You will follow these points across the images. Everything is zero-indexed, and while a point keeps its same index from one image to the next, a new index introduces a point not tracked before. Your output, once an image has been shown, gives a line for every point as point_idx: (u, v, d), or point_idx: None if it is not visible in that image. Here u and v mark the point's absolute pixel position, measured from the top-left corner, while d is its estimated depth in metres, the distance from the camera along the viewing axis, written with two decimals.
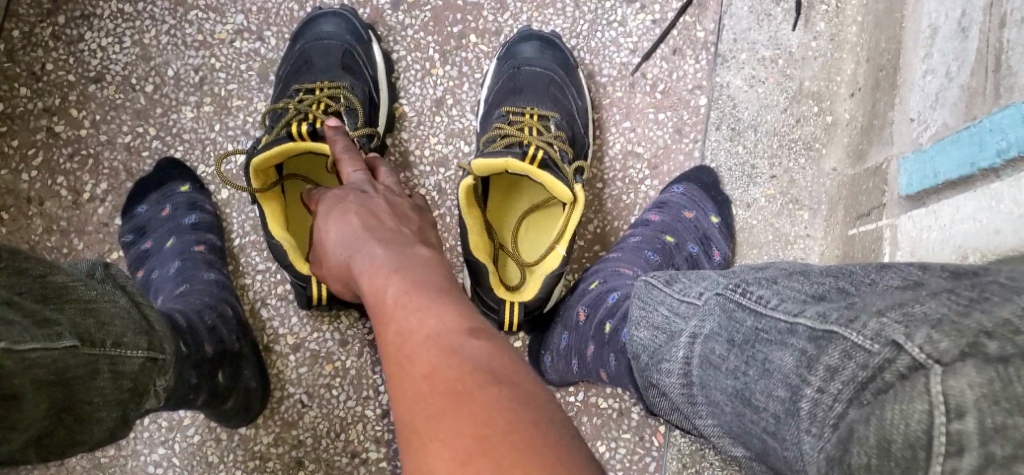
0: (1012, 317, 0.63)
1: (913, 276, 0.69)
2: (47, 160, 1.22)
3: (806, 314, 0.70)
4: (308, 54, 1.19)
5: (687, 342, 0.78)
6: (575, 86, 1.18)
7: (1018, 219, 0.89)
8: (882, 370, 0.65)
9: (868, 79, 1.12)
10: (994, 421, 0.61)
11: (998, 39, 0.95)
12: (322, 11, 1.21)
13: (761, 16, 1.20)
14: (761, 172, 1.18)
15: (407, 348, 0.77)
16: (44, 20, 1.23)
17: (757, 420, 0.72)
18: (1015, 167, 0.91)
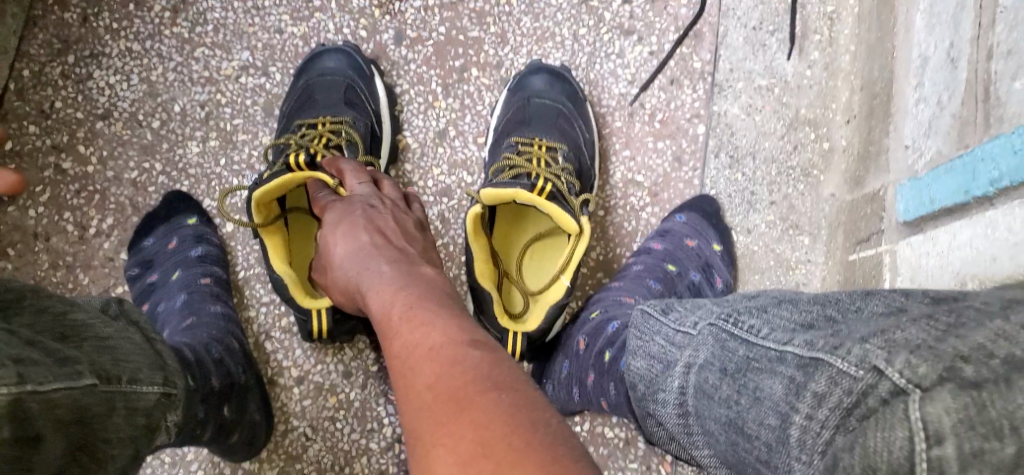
0: (985, 341, 0.64)
1: (897, 302, 0.71)
2: (54, 196, 1.23)
3: (794, 342, 0.71)
4: (312, 89, 1.21)
5: (683, 372, 0.79)
6: (582, 118, 1.21)
7: (1013, 247, 0.89)
8: (866, 396, 0.65)
9: (863, 106, 1.14)
10: (972, 446, 0.61)
11: (986, 70, 0.96)
12: (326, 47, 1.23)
13: (756, 46, 1.22)
14: (761, 199, 1.20)
15: (412, 361, 0.81)
16: (53, 59, 1.25)
17: (749, 449, 0.72)
18: (1008, 195, 0.92)
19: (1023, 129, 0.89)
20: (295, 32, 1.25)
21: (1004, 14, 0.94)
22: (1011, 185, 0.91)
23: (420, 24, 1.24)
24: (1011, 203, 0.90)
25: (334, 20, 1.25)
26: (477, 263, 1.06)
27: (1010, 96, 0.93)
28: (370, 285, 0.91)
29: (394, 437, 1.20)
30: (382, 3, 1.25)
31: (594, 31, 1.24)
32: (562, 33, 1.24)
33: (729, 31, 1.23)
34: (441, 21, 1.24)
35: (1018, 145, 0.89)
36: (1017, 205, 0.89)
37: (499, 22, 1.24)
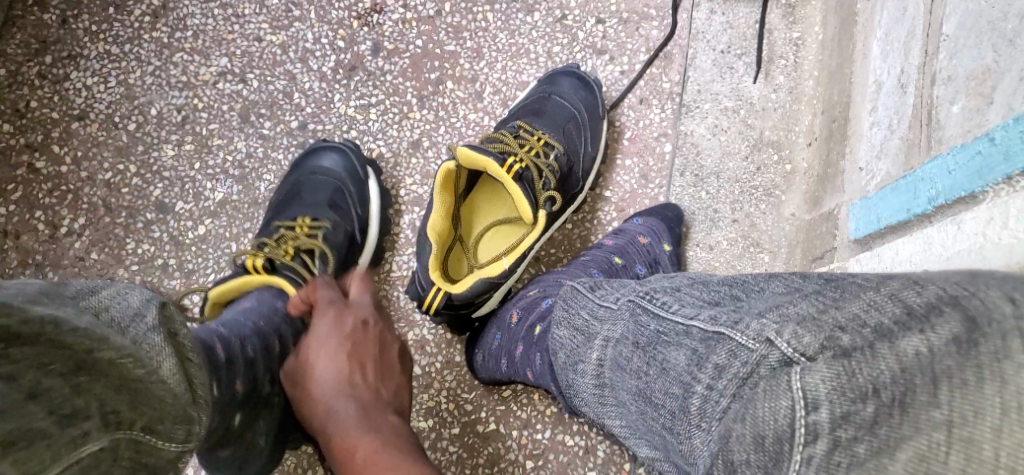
0: (859, 312, 0.64)
1: (795, 283, 0.72)
2: (27, 195, 1.24)
3: (700, 318, 0.73)
4: (301, 187, 1.21)
5: (601, 344, 0.83)
6: (592, 130, 1.23)
7: (945, 261, 0.90)
8: (759, 365, 0.67)
9: (824, 129, 1.19)
10: (842, 411, 0.61)
11: (929, 95, 1.00)
12: (325, 145, 1.23)
13: (724, 69, 1.26)
14: (724, 217, 1.23)
15: None
16: (31, 60, 1.27)
17: (656, 417, 0.76)
18: (943, 212, 0.95)
19: (957, 149, 0.93)
20: (273, 40, 1.28)
21: (946, 42, 0.98)
22: (945, 202, 0.94)
23: (398, 36, 1.27)
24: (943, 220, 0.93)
25: (314, 29, 1.28)
26: (432, 214, 1.13)
27: (948, 120, 0.97)
28: (346, 415, 0.93)
29: None
30: (361, 15, 1.28)
31: (567, 49, 1.27)
32: (536, 50, 1.27)
33: (698, 54, 1.27)
34: (418, 35, 1.28)
35: (952, 165, 0.93)
36: (949, 222, 0.91)
37: (475, 38, 1.27)
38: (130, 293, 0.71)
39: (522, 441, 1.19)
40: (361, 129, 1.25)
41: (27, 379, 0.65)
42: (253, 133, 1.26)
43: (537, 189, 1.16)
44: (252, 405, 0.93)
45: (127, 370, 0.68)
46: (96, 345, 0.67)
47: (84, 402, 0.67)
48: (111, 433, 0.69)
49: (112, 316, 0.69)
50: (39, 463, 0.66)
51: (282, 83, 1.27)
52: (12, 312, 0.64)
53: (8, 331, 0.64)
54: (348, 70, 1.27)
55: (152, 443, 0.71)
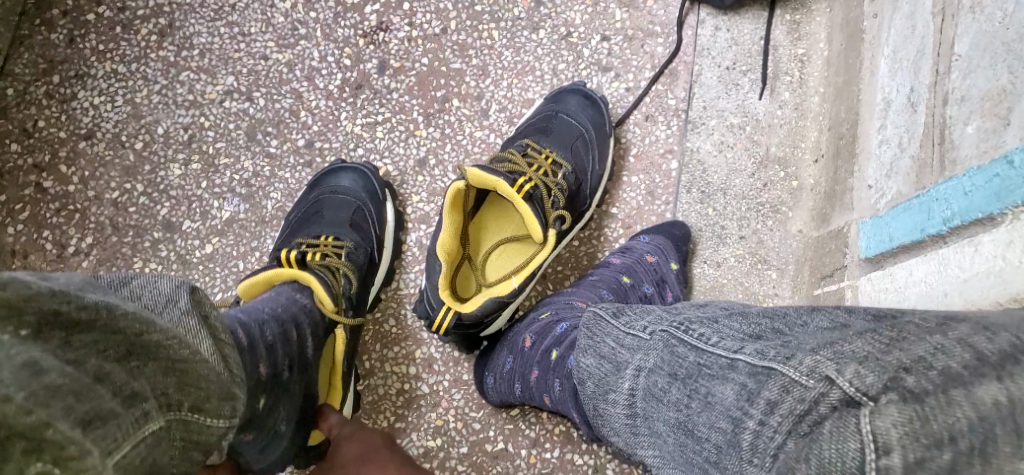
0: (925, 355, 0.68)
1: (841, 318, 0.75)
2: (34, 215, 1.24)
3: (745, 351, 0.76)
4: (321, 205, 1.21)
5: (633, 374, 0.84)
6: (600, 149, 1.23)
7: (963, 283, 0.92)
8: (817, 404, 0.69)
9: (830, 146, 1.19)
10: (916, 456, 0.65)
11: (942, 113, 1.00)
12: (345, 165, 1.24)
13: (730, 86, 1.26)
14: (730, 233, 1.23)
15: None
16: (38, 79, 1.27)
17: (699, 450, 0.78)
18: (959, 234, 0.95)
19: (971, 171, 0.94)
20: (279, 59, 1.28)
21: (958, 62, 0.99)
22: (962, 223, 0.94)
23: (403, 54, 1.28)
24: (962, 242, 0.94)
25: (319, 48, 1.28)
26: (443, 234, 1.13)
27: (962, 140, 0.97)
28: None
29: None
30: (366, 33, 1.28)
31: (573, 67, 1.27)
32: (542, 67, 1.28)
33: (704, 70, 1.27)
34: (424, 53, 1.28)
35: (968, 187, 0.93)
36: (966, 244, 0.93)
37: (481, 56, 1.28)
38: (155, 285, 0.78)
39: (531, 459, 1.20)
40: (367, 147, 1.26)
41: (90, 363, 0.69)
42: (260, 152, 1.26)
43: (546, 208, 1.17)
44: (274, 389, 0.95)
45: (174, 352, 0.73)
46: (143, 328, 0.73)
47: (140, 384, 0.71)
48: (168, 414, 0.73)
49: (149, 307, 0.76)
50: (113, 441, 0.69)
51: (289, 101, 1.27)
52: (70, 300, 0.70)
53: (67, 318, 0.69)
54: (354, 88, 1.27)
55: (200, 421, 0.75)
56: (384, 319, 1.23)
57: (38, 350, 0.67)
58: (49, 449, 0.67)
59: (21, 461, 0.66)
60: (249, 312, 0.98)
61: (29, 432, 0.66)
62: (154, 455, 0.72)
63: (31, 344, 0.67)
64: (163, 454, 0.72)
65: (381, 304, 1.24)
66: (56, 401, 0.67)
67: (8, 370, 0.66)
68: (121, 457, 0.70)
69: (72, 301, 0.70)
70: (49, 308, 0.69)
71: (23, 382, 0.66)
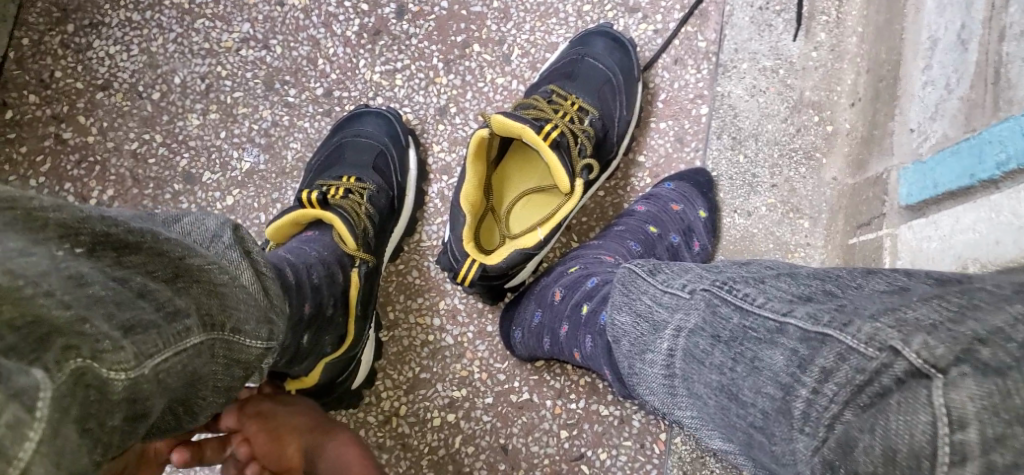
0: (1004, 326, 0.62)
1: (900, 282, 0.70)
2: (55, 166, 1.22)
3: (795, 314, 0.71)
4: (344, 149, 1.19)
5: (672, 335, 0.79)
6: (628, 93, 1.19)
7: (1018, 230, 0.90)
8: (879, 375, 0.65)
9: (868, 89, 1.14)
10: (996, 432, 0.60)
11: (997, 51, 0.96)
12: (368, 109, 1.21)
13: (762, 27, 1.21)
14: (762, 182, 1.19)
15: None
16: (53, 29, 1.25)
17: (743, 415, 0.73)
18: (1015, 178, 0.92)
19: None
20: (296, 5, 1.25)
21: None
22: (1019, 168, 0.91)
23: None
24: (1017, 186, 0.91)
25: None
26: (467, 186, 1.10)
27: (1022, 78, 0.93)
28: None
29: (392, 411, 1.19)
30: None
31: (598, 8, 1.23)
32: (566, 9, 1.23)
33: (735, 11, 1.22)
34: None
35: None
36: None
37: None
38: (201, 222, 0.82)
39: (556, 410, 1.18)
40: (387, 96, 1.23)
41: (136, 281, 0.71)
42: (279, 102, 1.23)
43: (573, 156, 1.13)
44: (315, 324, 0.98)
45: (209, 274, 0.76)
46: (185, 254, 0.75)
47: (184, 303, 0.73)
48: (212, 333, 0.74)
49: (194, 240, 0.80)
50: (154, 347, 0.69)
51: (306, 49, 1.24)
52: (118, 224, 0.72)
53: (117, 239, 0.72)
54: (372, 34, 1.24)
55: (239, 342, 0.77)
56: (406, 271, 1.22)
57: (83, 266, 0.69)
58: (86, 344, 0.66)
59: (61, 356, 0.64)
60: (298, 252, 1.01)
61: (71, 328, 0.65)
62: (194, 365, 0.73)
63: (82, 260, 0.69)
64: (202, 368, 0.74)
65: (404, 256, 1.22)
66: (96, 307, 0.67)
67: (56, 278, 0.66)
68: (161, 361, 0.70)
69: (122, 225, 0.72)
70: (100, 231, 0.71)
71: (70, 290, 0.66)
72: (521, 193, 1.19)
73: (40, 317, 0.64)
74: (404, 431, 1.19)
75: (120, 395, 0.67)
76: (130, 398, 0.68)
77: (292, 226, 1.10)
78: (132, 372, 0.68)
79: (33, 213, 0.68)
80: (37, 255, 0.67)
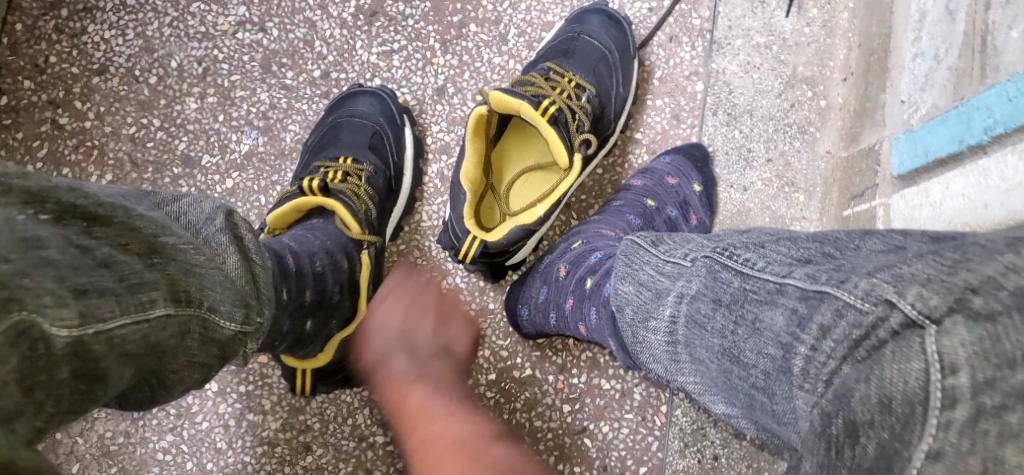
0: (995, 274, 0.63)
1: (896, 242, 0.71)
2: (53, 152, 1.22)
3: (794, 275, 0.72)
4: (340, 129, 1.20)
5: (674, 301, 0.80)
6: (624, 72, 1.20)
7: (1005, 193, 0.91)
8: (875, 329, 0.66)
9: (860, 63, 1.16)
10: (986, 376, 0.61)
11: (984, 20, 0.97)
12: (362, 89, 1.22)
13: (756, 4, 1.22)
14: (758, 156, 1.21)
15: (430, 459, 0.86)
16: (48, 14, 1.24)
17: (745, 377, 0.75)
18: (1002, 142, 0.93)
19: (1017, 77, 0.91)
20: None
21: None
22: (1005, 132, 0.92)
23: None
24: (1004, 150, 0.93)
25: None
26: (467, 162, 1.12)
27: (1006, 45, 0.95)
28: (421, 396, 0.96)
29: None
30: None
31: None
32: None
33: None
34: None
35: (1012, 92, 0.91)
36: (1009, 153, 0.92)
37: None
38: (198, 203, 0.83)
39: (558, 385, 1.20)
40: (384, 77, 1.24)
41: (104, 252, 0.72)
42: (277, 84, 1.23)
43: (571, 132, 1.14)
44: (320, 310, 1.00)
45: (201, 255, 0.78)
46: (159, 231, 0.76)
47: (153, 278, 0.74)
48: (184, 310, 0.76)
49: (187, 221, 0.81)
50: (109, 311, 0.71)
51: (303, 31, 1.24)
52: (88, 196, 0.73)
53: (87, 211, 0.73)
54: (369, 16, 1.24)
55: (215, 322, 0.79)
56: (407, 251, 1.22)
57: (44, 231, 0.70)
58: (29, 298, 0.68)
59: (1, 309, 0.66)
60: (302, 242, 1.01)
61: (11, 282, 0.67)
62: (157, 337, 0.75)
63: (45, 227, 0.70)
64: (167, 339, 0.76)
65: (405, 236, 1.23)
66: (49, 270, 0.69)
67: (7, 238, 0.68)
68: (116, 327, 0.72)
69: (90, 197, 0.73)
70: (69, 201, 0.72)
71: (22, 251, 0.68)
72: (522, 168, 1.21)
73: None
74: None
75: (63, 350, 0.69)
76: (76, 355, 0.70)
77: (294, 214, 1.10)
78: (78, 330, 0.70)
79: (0, 179, 0.69)
80: None
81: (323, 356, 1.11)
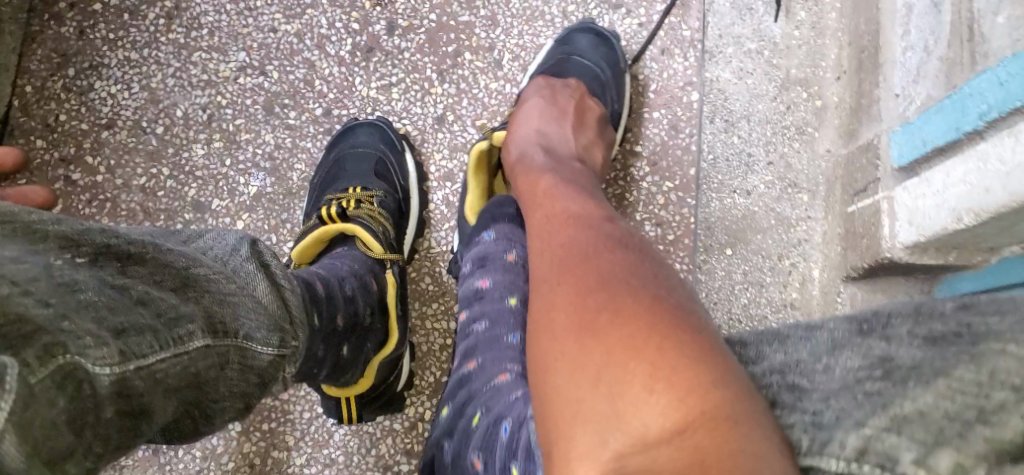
0: None
1: None
2: (67, 207, 1.25)
3: None
4: (343, 162, 1.24)
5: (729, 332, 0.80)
6: (615, 87, 1.22)
7: (1006, 176, 0.91)
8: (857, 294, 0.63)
9: (852, 61, 1.17)
10: None
11: (969, 10, 0.99)
12: (358, 121, 1.25)
13: (743, 11, 1.24)
14: (758, 160, 1.22)
15: (560, 300, 0.79)
16: (54, 74, 1.27)
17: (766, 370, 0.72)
18: (997, 127, 0.94)
19: (1007, 59, 0.92)
20: (288, 30, 1.27)
21: None
22: (1000, 115, 0.93)
23: (411, 13, 1.27)
24: (1001, 134, 0.93)
25: (327, 15, 1.27)
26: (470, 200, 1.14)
27: (992, 31, 0.96)
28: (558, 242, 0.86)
29: (418, 416, 1.21)
30: None
31: (582, 8, 1.26)
32: (551, 11, 1.27)
33: None
34: (431, 8, 1.27)
35: (1003, 77, 0.92)
36: (1006, 135, 0.92)
37: (489, 6, 1.27)
38: (223, 236, 0.84)
39: None
40: (385, 109, 1.26)
41: (138, 289, 0.73)
42: (281, 125, 1.26)
43: None
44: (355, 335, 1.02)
45: (236, 279, 0.80)
46: (191, 264, 0.77)
47: (190, 310, 0.75)
48: (223, 340, 0.77)
49: (217, 254, 0.81)
50: (148, 346, 0.72)
51: (302, 72, 1.27)
52: (119, 236, 0.75)
53: (120, 251, 0.74)
54: (365, 51, 1.27)
55: (255, 349, 0.80)
56: (419, 278, 1.24)
57: (80, 274, 0.71)
58: (71, 341, 0.69)
59: (42, 355, 0.67)
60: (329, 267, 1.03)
61: (54, 328, 0.68)
62: (197, 367, 0.76)
63: (83, 269, 0.72)
64: (208, 368, 0.77)
65: (417, 261, 1.25)
66: (87, 313, 0.70)
67: (48, 284, 0.69)
68: (158, 362, 0.73)
69: (123, 238, 0.74)
70: (102, 243, 0.73)
71: (59, 296, 0.69)
72: None
73: (23, 316, 0.67)
74: None
75: (106, 390, 0.70)
76: (120, 393, 0.71)
77: (315, 245, 1.13)
78: (118, 367, 0.71)
79: (33, 227, 0.71)
80: (33, 263, 0.69)
81: (363, 381, 1.10)
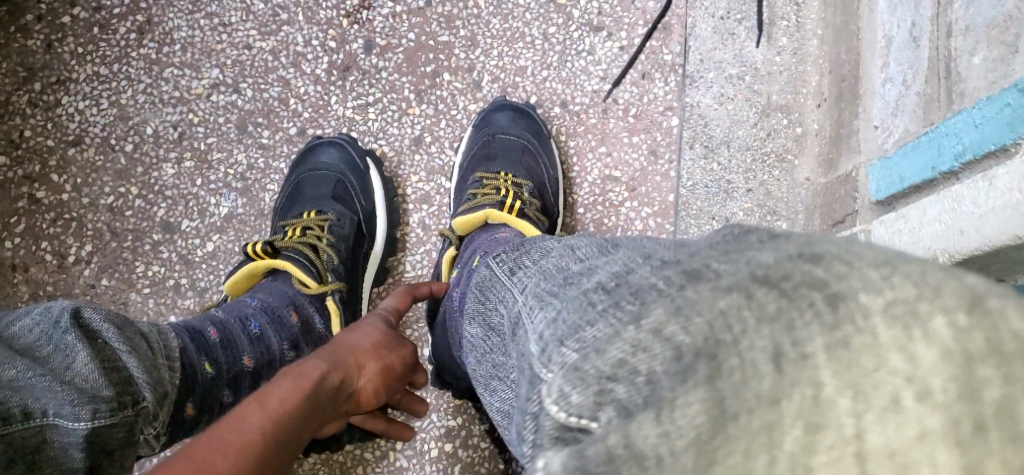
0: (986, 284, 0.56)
1: None
2: (30, 226, 1.21)
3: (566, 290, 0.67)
4: (301, 185, 1.21)
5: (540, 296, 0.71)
6: (548, 156, 1.22)
7: (979, 220, 0.87)
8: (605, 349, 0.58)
9: (832, 89, 1.14)
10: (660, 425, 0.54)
11: (946, 47, 0.96)
12: (321, 140, 1.23)
13: (725, 36, 1.23)
14: (738, 187, 1.20)
15: None
16: (20, 88, 1.24)
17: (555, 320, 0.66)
18: (972, 169, 0.91)
19: (982, 103, 0.90)
20: (263, 47, 1.25)
21: None
22: (976, 158, 0.90)
23: (389, 32, 1.25)
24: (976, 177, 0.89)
25: (303, 32, 1.25)
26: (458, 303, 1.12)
27: (969, 71, 0.93)
28: None
29: (389, 445, 1.19)
30: (349, 13, 1.25)
31: (563, 29, 1.25)
32: (532, 33, 1.25)
33: (697, 23, 1.24)
34: (410, 28, 1.25)
35: (979, 119, 0.90)
36: (980, 179, 0.88)
37: (469, 26, 1.25)
38: (50, 308, 0.85)
39: None
40: (361, 130, 1.24)
41: None
42: (253, 144, 1.23)
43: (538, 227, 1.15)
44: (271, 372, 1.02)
45: (54, 362, 0.83)
46: None
47: None
48: (30, 423, 0.81)
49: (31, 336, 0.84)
50: None
51: (277, 90, 1.24)
52: None
53: None
54: (342, 71, 1.24)
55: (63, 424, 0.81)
56: None
57: None
58: None
59: None
60: (229, 308, 1.03)
61: None
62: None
63: None
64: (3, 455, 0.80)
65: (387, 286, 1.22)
66: None
67: None
68: None
69: None
70: None
71: None
72: None
73: None
74: (403, 464, 1.18)
75: None
76: None
77: (246, 280, 1.11)
78: None
79: None
80: None
81: None
